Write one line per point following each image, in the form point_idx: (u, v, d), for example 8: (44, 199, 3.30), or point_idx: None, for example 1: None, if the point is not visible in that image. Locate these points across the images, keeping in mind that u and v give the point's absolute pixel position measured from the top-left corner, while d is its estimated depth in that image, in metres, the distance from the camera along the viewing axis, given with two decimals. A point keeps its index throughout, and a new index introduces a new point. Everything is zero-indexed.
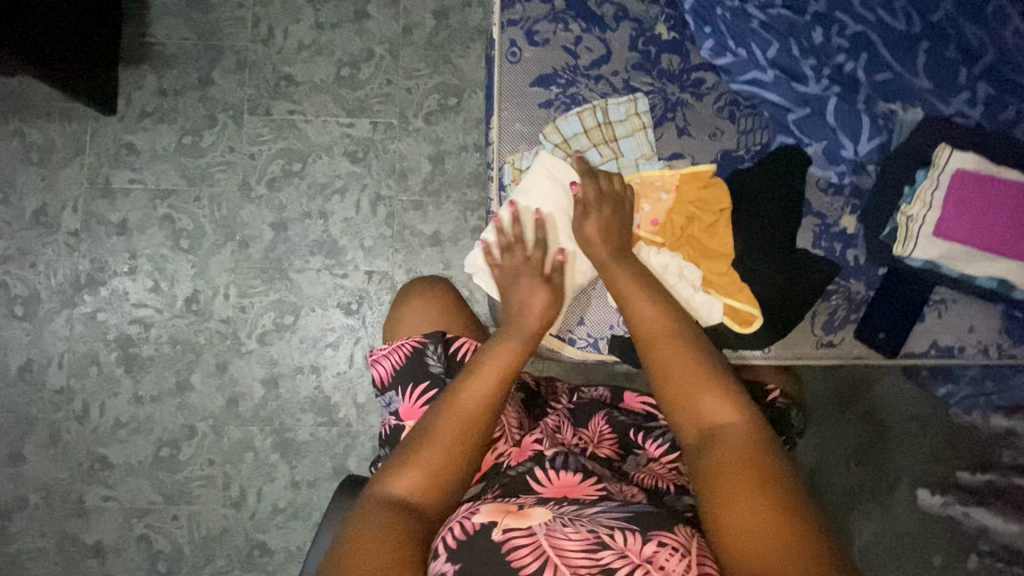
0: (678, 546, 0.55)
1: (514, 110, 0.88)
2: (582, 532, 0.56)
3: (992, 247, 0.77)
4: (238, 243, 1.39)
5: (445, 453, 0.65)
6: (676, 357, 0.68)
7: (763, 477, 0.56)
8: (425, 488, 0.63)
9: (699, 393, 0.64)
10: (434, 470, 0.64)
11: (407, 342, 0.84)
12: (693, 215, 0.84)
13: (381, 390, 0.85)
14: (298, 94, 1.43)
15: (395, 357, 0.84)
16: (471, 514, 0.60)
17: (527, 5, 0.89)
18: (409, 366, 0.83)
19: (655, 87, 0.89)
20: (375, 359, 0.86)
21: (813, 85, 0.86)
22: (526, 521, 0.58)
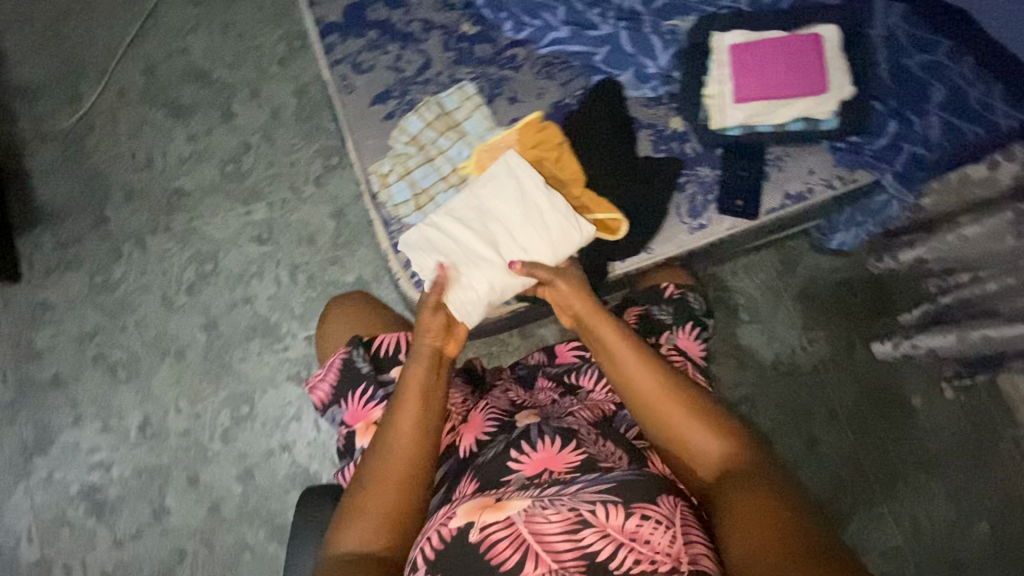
0: (662, 520, 0.62)
1: (363, 130, 0.96)
2: (564, 512, 0.62)
3: (782, 94, 0.92)
4: (175, 355, 1.42)
5: (386, 505, 0.67)
6: (663, 405, 0.72)
7: (761, 504, 0.61)
8: (376, 532, 0.66)
9: (692, 441, 0.70)
10: (381, 510, 0.67)
11: (335, 359, 0.90)
12: (540, 157, 0.90)
13: (325, 411, 0.90)
14: (191, 202, 1.51)
15: (330, 377, 0.89)
16: (448, 519, 0.66)
17: (345, 44, 1.01)
18: (343, 378, 0.88)
19: (477, 73, 1.01)
20: (312, 385, 0.90)
21: (603, 27, 1.01)
22: (503, 513, 0.64)
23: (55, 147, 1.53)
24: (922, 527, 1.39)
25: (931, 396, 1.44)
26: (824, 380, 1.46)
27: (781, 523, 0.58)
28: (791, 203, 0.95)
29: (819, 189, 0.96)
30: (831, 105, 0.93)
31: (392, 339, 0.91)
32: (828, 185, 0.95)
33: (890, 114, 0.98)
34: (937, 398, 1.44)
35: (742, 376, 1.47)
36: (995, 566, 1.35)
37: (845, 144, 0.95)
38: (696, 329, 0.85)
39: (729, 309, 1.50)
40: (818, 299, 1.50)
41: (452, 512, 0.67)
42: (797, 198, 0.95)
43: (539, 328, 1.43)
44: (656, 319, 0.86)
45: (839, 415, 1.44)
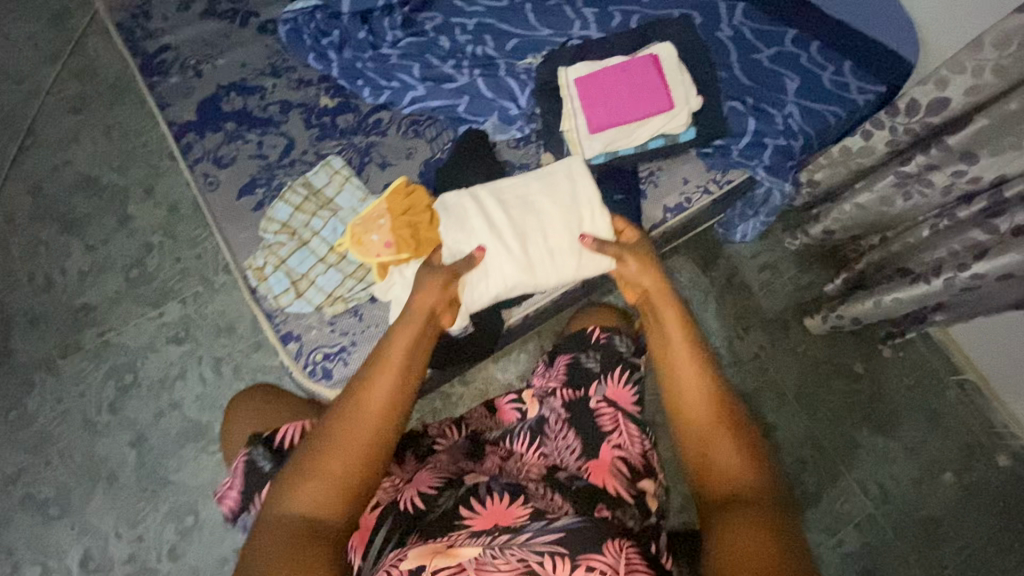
0: (607, 569, 0.58)
1: (232, 225, 0.93)
2: (512, 561, 0.58)
3: (634, 118, 0.93)
4: (107, 479, 1.35)
5: (349, 463, 0.62)
6: (698, 398, 0.65)
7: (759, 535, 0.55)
8: (327, 498, 0.61)
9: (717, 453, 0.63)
10: (333, 477, 0.61)
11: (237, 464, 0.82)
12: (413, 223, 0.89)
13: (237, 519, 0.83)
14: (99, 315, 1.45)
15: (234, 485, 0.82)
16: (399, 559, 0.60)
17: (203, 140, 0.98)
18: (247, 484, 0.80)
19: (343, 145, 1.00)
20: (219, 497, 0.83)
21: (459, 78, 1.01)
22: (455, 559, 0.59)
23: None
24: (891, 492, 1.39)
25: (872, 359, 1.46)
26: (767, 364, 1.47)
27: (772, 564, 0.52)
28: (673, 215, 0.97)
29: (697, 196, 0.97)
30: (683, 117, 0.94)
31: (292, 429, 0.82)
32: (704, 190, 0.97)
33: (750, 112, 0.99)
34: (877, 359, 1.47)
35: None
36: (967, 513, 1.37)
37: (712, 148, 0.98)
38: (625, 372, 0.88)
39: None
40: (746, 284, 1.51)
41: (404, 552, 0.61)
42: (678, 208, 0.97)
43: (478, 372, 1.41)
44: (586, 366, 0.89)
45: (789, 395, 1.45)
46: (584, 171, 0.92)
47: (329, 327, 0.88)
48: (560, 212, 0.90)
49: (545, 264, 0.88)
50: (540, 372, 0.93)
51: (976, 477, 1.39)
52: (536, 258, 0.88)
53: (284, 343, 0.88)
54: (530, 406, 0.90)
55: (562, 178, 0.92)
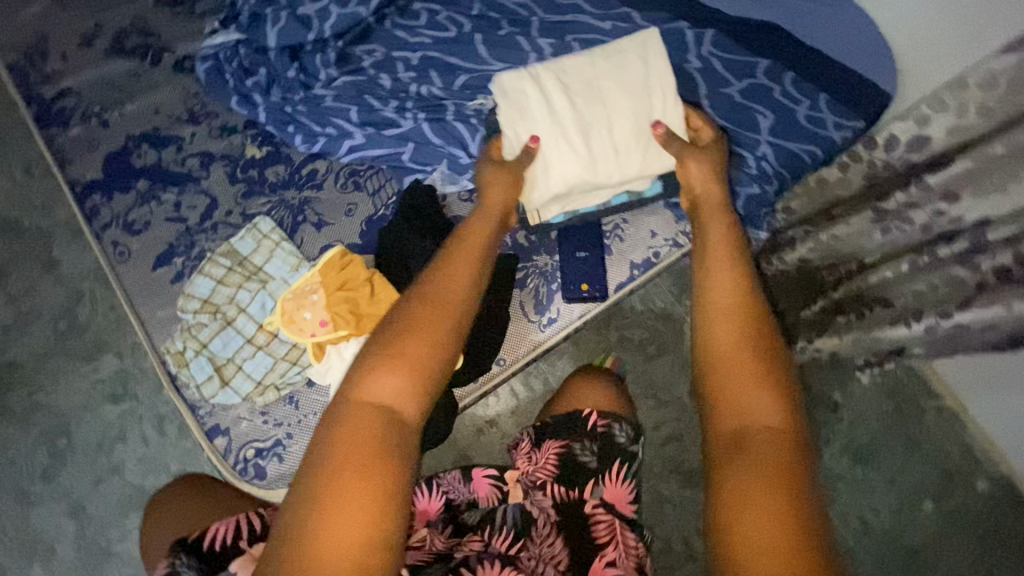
0: None
1: (148, 302, 0.83)
2: None
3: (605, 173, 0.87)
4: (44, 555, 1.24)
5: (427, 348, 0.62)
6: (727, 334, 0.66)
7: (779, 481, 0.55)
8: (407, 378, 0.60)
9: (750, 376, 0.62)
10: (416, 357, 0.61)
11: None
12: (350, 297, 0.79)
13: None
14: (27, 373, 1.33)
15: None
16: None
17: (112, 203, 0.87)
18: None
19: (274, 202, 0.89)
20: None
21: (403, 122, 0.92)
22: None
23: None
24: (871, 524, 1.36)
25: (851, 386, 1.42)
26: None
27: (785, 511, 0.52)
28: (640, 272, 0.88)
29: (666, 250, 0.89)
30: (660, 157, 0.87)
31: (229, 525, 0.70)
32: (673, 243, 0.89)
33: None
34: (856, 386, 1.42)
35: (663, 415, 1.36)
36: (947, 540, 1.34)
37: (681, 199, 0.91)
38: (624, 467, 0.85)
39: (635, 346, 1.40)
40: None
41: None
42: (645, 264, 0.89)
43: None
44: (578, 454, 0.85)
45: None
46: (659, 56, 0.87)
47: (261, 417, 0.79)
48: (626, 100, 0.86)
49: (608, 160, 0.85)
50: (527, 454, 0.89)
51: (956, 503, 1.37)
52: (600, 152, 0.85)
53: (211, 439, 0.79)
54: (512, 491, 0.86)
55: (631, 64, 0.87)
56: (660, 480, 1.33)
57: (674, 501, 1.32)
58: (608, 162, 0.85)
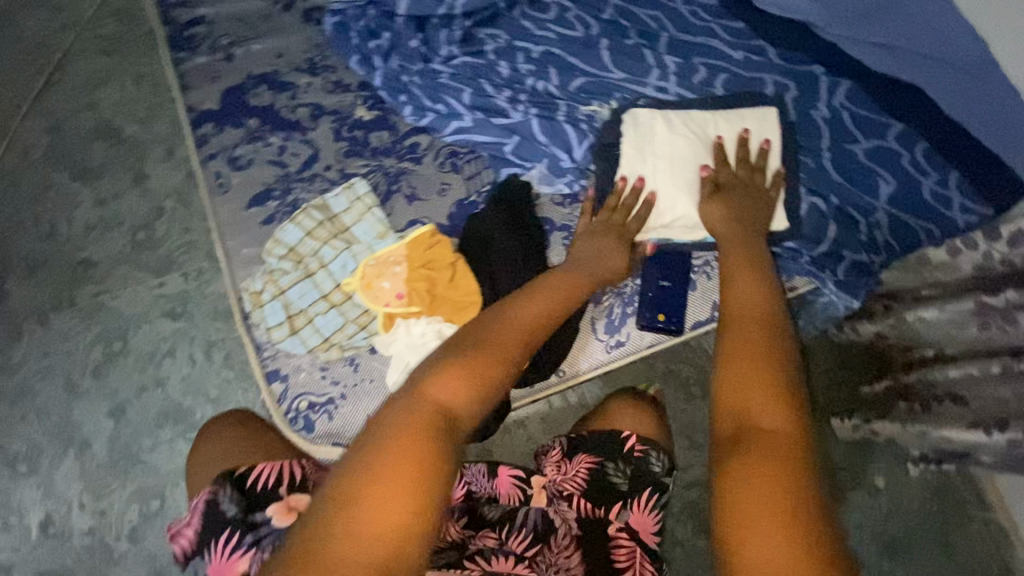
0: None
1: (237, 238, 0.85)
2: None
3: None
4: (80, 446, 1.31)
5: (496, 359, 0.61)
6: (743, 349, 0.65)
7: (783, 467, 0.55)
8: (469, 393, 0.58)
9: (759, 389, 0.61)
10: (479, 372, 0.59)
11: (200, 499, 0.71)
12: (431, 276, 0.80)
13: (187, 563, 0.72)
14: (99, 274, 1.39)
15: (194, 521, 0.71)
16: None
17: (222, 135, 0.89)
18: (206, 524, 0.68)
19: (372, 166, 0.90)
20: (173, 532, 0.73)
21: (512, 114, 0.90)
22: None
23: None
24: None
25: (895, 474, 1.35)
26: None
27: (784, 493, 0.53)
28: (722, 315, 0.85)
29: None
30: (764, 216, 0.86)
31: (272, 469, 0.71)
32: None
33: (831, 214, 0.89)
34: (902, 475, 1.35)
35: (695, 458, 1.32)
36: None
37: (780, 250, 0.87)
38: (653, 496, 0.82)
39: (679, 383, 1.36)
40: None
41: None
42: None
43: None
44: (611, 479, 0.83)
45: None
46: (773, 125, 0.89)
47: (321, 372, 0.80)
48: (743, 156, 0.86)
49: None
50: (555, 463, 0.86)
51: None
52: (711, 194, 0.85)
53: (268, 381, 0.80)
54: (536, 494, 0.85)
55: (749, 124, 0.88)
56: (679, 524, 1.29)
57: (688, 549, 1.28)
58: None
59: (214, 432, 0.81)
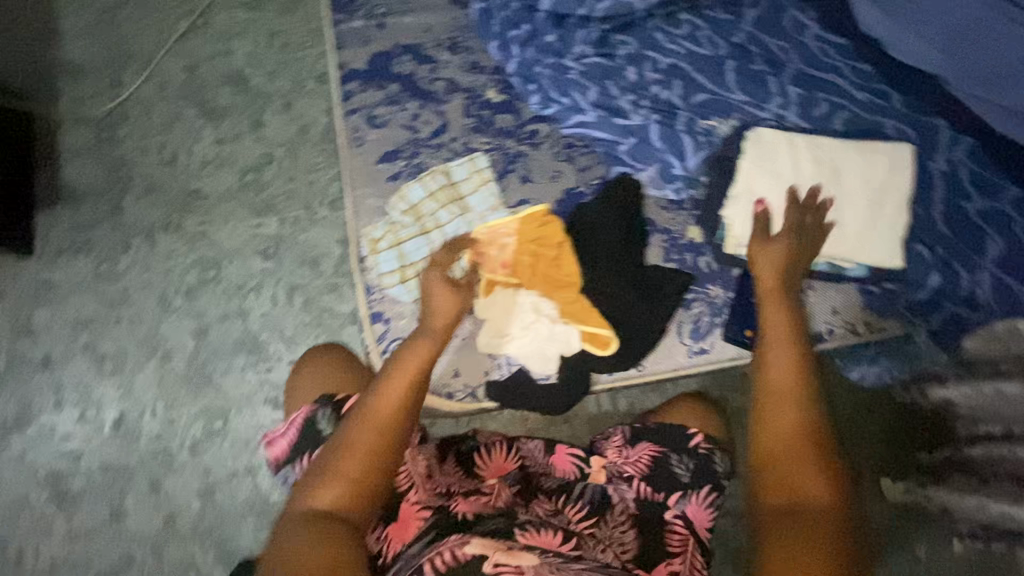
0: None
1: (364, 187, 0.93)
2: None
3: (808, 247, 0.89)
4: (162, 357, 1.41)
5: (371, 442, 0.69)
6: (778, 425, 0.73)
7: (824, 542, 0.62)
8: (342, 493, 0.66)
9: (796, 465, 0.69)
10: (355, 463, 0.67)
11: (299, 414, 0.85)
12: (537, 253, 0.87)
13: (278, 467, 0.86)
14: (206, 205, 1.50)
15: (291, 432, 0.85)
16: (462, 543, 0.66)
17: (365, 94, 0.97)
18: (304, 436, 0.84)
19: (493, 145, 0.96)
20: (271, 439, 0.87)
21: (633, 117, 0.94)
22: (515, 560, 0.64)
23: (89, 129, 1.55)
24: None
25: (940, 548, 1.30)
26: None
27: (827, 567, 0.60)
28: None
29: None
30: None
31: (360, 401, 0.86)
32: None
33: None
34: (945, 551, 1.30)
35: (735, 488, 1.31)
36: None
37: None
38: (711, 494, 0.85)
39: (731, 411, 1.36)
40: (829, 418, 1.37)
41: (467, 538, 0.67)
42: None
43: None
44: (673, 470, 0.86)
45: None
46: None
47: (419, 322, 0.87)
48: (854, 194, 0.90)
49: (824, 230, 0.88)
50: (616, 447, 0.90)
51: None
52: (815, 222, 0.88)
53: (372, 321, 0.88)
54: (594, 473, 0.88)
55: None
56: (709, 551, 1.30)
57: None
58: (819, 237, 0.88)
59: (311, 365, 0.95)
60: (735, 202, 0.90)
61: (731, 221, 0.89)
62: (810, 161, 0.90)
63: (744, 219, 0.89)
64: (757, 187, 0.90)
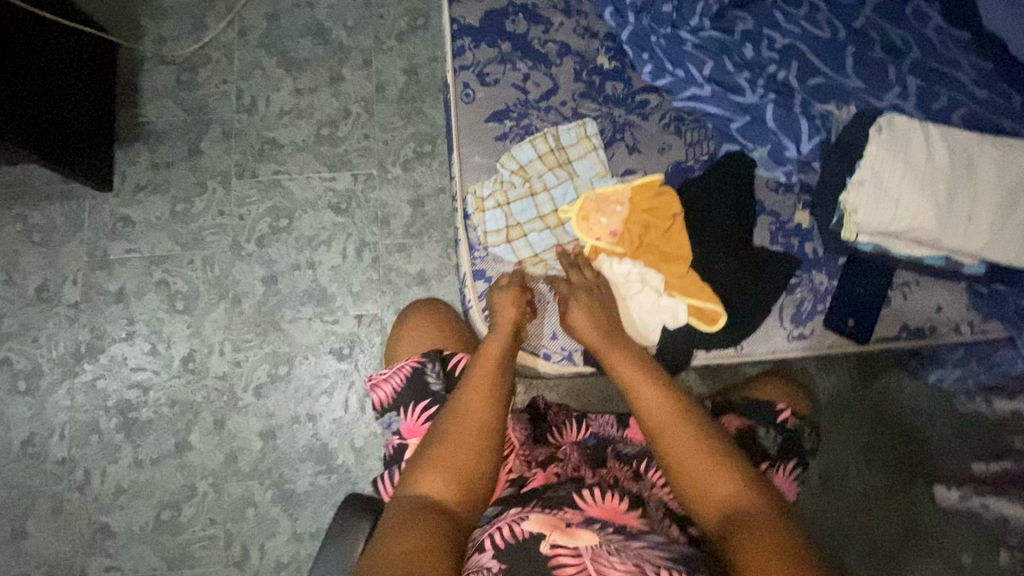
0: None
1: (472, 145, 0.93)
2: (629, 562, 0.60)
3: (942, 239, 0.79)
4: (232, 300, 1.44)
5: (467, 434, 0.72)
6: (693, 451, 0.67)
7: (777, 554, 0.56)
8: (444, 481, 0.68)
9: (715, 483, 0.65)
10: (455, 456, 0.70)
11: (406, 364, 0.89)
12: (649, 223, 0.88)
13: (380, 413, 0.91)
14: (282, 155, 1.51)
15: (396, 379, 0.89)
16: (520, 520, 0.65)
17: (476, 51, 0.97)
18: (410, 386, 0.88)
19: (602, 112, 0.95)
20: (375, 383, 0.91)
21: (749, 95, 0.92)
22: (573, 540, 0.62)
23: (170, 70, 1.56)
24: None
25: None
26: None
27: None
28: (908, 337, 0.87)
29: (943, 330, 0.87)
30: (998, 251, 0.78)
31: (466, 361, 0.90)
32: (955, 329, 0.86)
33: None
34: None
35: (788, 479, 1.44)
36: None
37: (986, 290, 0.85)
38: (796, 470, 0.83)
39: None
40: (888, 422, 1.40)
41: (524, 515, 0.66)
42: (916, 333, 0.87)
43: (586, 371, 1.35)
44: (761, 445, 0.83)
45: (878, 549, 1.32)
46: None
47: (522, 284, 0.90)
48: (1003, 183, 0.77)
49: (957, 223, 0.78)
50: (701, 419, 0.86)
51: None
52: (954, 212, 0.78)
53: (474, 279, 0.91)
54: None
55: (1020, 153, 0.78)
56: None
57: None
58: (956, 228, 0.78)
59: (411, 322, 0.99)
60: (862, 187, 0.80)
61: (853, 207, 0.81)
62: (953, 146, 0.79)
63: (872, 204, 0.80)
64: (890, 169, 0.79)
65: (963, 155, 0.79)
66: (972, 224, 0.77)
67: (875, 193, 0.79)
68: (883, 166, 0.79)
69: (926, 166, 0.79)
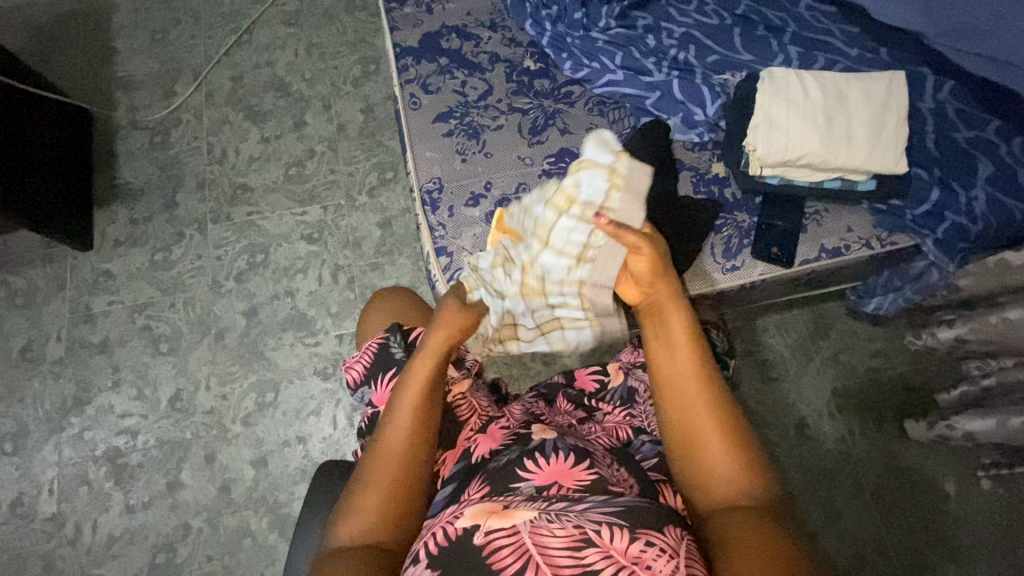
0: (666, 548, 0.58)
1: (423, 144, 1.06)
2: (567, 527, 0.59)
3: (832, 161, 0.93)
4: (214, 336, 1.49)
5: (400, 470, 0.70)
6: (703, 418, 0.68)
7: (759, 523, 0.60)
8: (374, 522, 0.67)
9: (707, 451, 0.67)
10: (382, 498, 0.68)
11: (372, 343, 0.93)
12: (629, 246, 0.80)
13: (355, 390, 0.94)
14: (254, 197, 1.62)
15: (365, 359, 0.93)
16: (454, 518, 0.64)
17: (419, 67, 1.11)
18: (376, 361, 0.91)
19: (534, 104, 1.09)
20: (347, 365, 0.94)
21: (657, 74, 1.07)
22: (509, 520, 0.61)
23: (144, 134, 1.68)
24: None
25: (967, 485, 1.35)
26: (852, 454, 1.40)
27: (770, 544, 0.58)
28: (827, 256, 0.99)
29: (856, 246, 1.00)
30: (877, 164, 0.93)
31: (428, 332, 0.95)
32: (866, 244, 1.00)
33: (934, 183, 1.00)
34: (972, 488, 1.34)
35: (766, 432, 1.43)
36: None
37: (887, 207, 1.00)
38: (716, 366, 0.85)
39: (756, 364, 1.47)
40: (850, 366, 1.46)
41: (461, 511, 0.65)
42: (833, 251, 0.99)
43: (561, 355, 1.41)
44: None
45: (864, 492, 1.37)
46: (901, 88, 0.95)
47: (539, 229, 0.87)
48: (870, 110, 0.93)
49: (840, 146, 0.92)
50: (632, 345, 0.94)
51: None
52: (836, 137, 0.93)
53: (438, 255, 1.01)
54: (614, 377, 0.92)
55: (878, 85, 0.95)
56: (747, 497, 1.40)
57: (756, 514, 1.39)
58: (840, 150, 0.92)
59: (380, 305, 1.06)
60: (761, 127, 0.94)
61: (754, 145, 0.95)
62: (825, 88, 0.95)
63: (769, 141, 0.94)
64: (778, 110, 0.94)
65: (833, 93, 0.95)
66: (851, 146, 0.93)
67: (770, 130, 0.94)
68: (772, 109, 0.94)
69: (805, 105, 0.94)
